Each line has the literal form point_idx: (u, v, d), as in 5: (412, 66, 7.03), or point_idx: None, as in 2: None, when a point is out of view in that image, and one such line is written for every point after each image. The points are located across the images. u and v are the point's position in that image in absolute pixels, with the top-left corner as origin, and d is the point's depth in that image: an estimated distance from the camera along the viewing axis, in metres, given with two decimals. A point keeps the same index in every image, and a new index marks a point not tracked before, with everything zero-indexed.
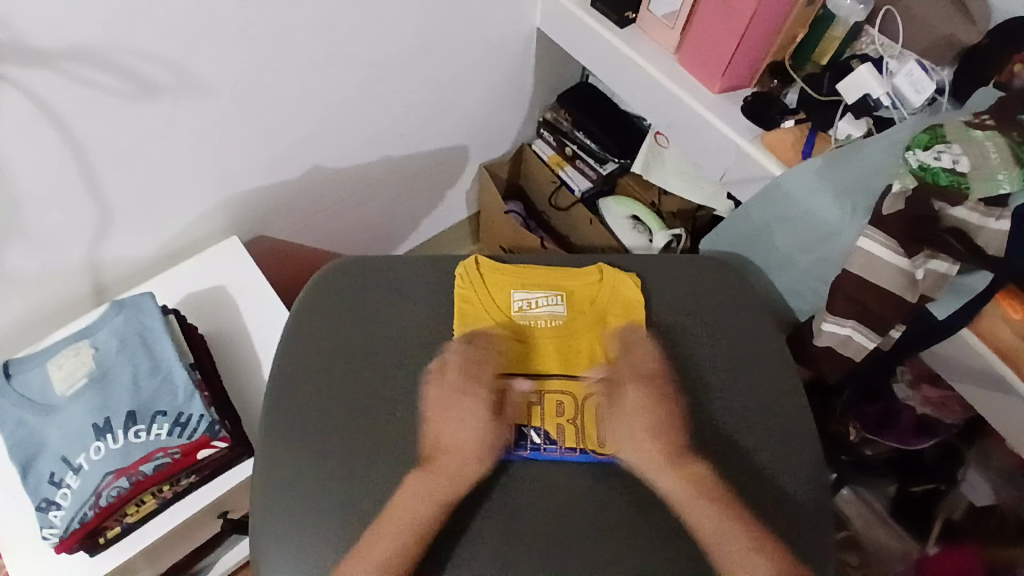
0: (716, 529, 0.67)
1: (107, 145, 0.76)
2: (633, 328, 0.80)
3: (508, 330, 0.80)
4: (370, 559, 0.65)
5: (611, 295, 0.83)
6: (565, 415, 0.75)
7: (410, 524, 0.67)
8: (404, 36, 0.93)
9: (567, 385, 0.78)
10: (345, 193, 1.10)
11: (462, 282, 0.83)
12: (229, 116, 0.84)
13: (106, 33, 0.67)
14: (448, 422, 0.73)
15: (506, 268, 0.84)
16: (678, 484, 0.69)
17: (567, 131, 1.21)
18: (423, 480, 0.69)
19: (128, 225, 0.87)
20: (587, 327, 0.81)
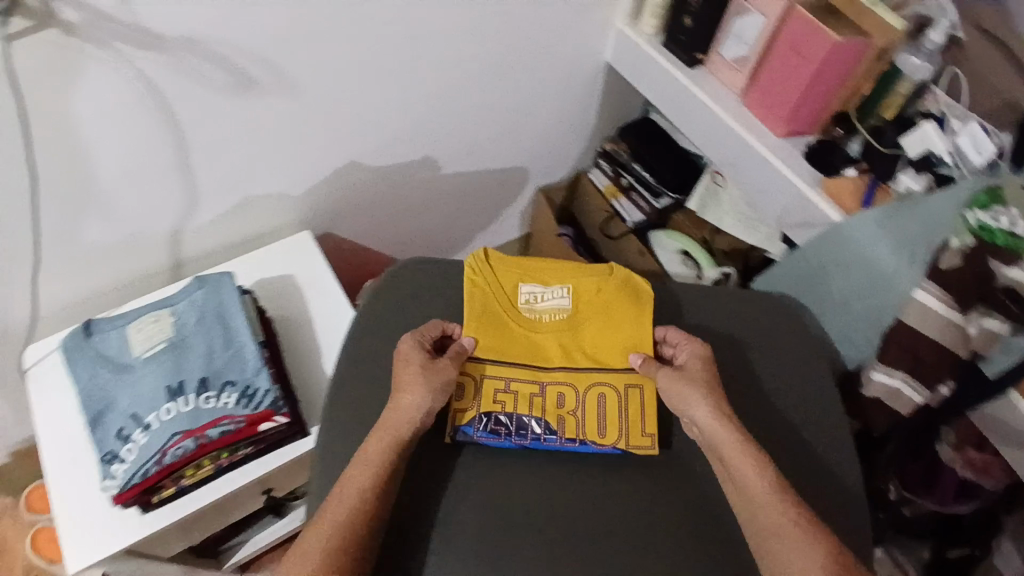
0: (776, 545, 0.64)
1: (201, 129, 0.82)
2: (641, 321, 0.81)
3: (515, 321, 0.81)
4: (363, 479, 0.68)
5: (619, 290, 0.83)
6: (565, 407, 0.78)
7: (372, 469, 0.68)
8: (483, 58, 0.99)
9: (573, 376, 0.79)
10: (410, 202, 1.15)
11: (473, 273, 0.83)
12: (311, 114, 0.90)
13: (214, 27, 0.73)
14: (409, 385, 0.73)
15: (516, 262, 0.85)
16: (759, 492, 0.67)
17: (624, 162, 1.24)
18: (384, 443, 0.70)
19: (210, 207, 0.93)
20: (591, 319, 0.82)
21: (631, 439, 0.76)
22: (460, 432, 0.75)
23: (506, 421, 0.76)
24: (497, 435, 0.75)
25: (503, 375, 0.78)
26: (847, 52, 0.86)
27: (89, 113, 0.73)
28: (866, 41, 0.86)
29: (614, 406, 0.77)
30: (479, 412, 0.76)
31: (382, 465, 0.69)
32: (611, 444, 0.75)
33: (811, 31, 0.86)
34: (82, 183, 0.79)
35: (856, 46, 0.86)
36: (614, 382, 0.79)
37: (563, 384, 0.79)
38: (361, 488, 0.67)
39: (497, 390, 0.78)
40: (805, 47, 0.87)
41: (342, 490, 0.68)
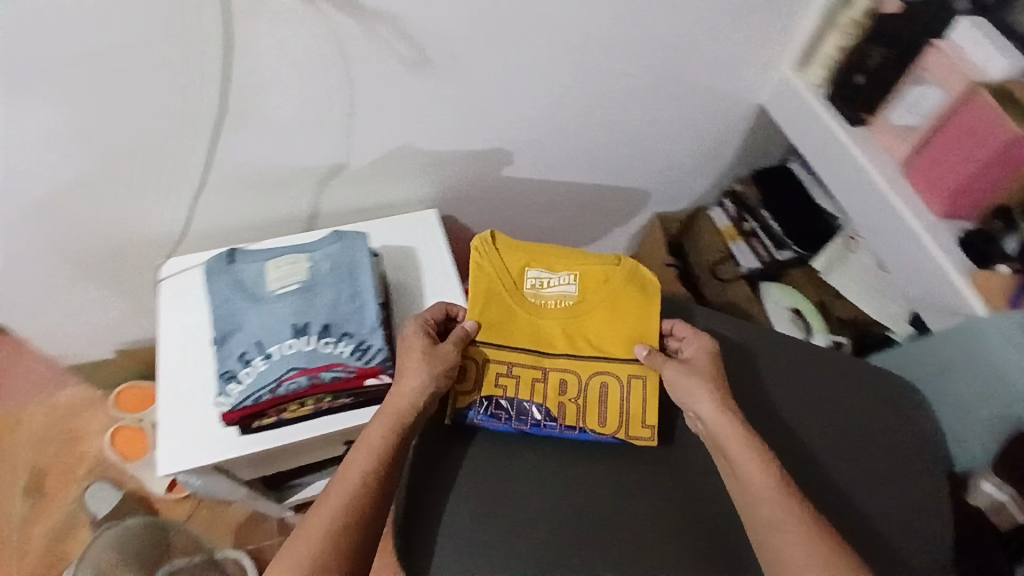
0: (779, 535, 0.67)
1: (372, 100, 0.85)
2: (647, 316, 0.86)
3: (518, 306, 0.85)
4: (368, 460, 0.70)
5: (625, 285, 0.87)
6: (567, 395, 0.84)
7: (378, 449, 0.72)
8: (645, 79, 0.99)
9: (575, 364, 0.85)
10: (533, 202, 1.17)
11: (478, 256, 0.86)
12: (472, 103, 0.92)
13: (415, 10, 0.76)
14: (408, 372, 0.76)
15: (523, 247, 0.87)
16: (761, 487, 0.70)
17: (752, 206, 1.23)
18: (383, 430, 0.73)
19: (356, 170, 0.97)
20: (598, 311, 0.86)
21: (632, 431, 0.82)
22: (460, 416, 0.82)
23: (507, 407, 0.82)
24: (497, 419, 0.82)
25: (506, 360, 0.84)
26: None
27: (283, 66, 0.77)
28: None
29: (615, 399, 0.84)
30: (480, 396, 0.82)
31: (388, 443, 0.72)
32: (610, 433, 0.83)
33: (991, 116, 0.82)
34: (256, 126, 0.84)
35: None
36: (618, 373, 0.85)
37: (566, 372, 0.85)
38: (367, 469, 0.70)
39: (500, 373, 0.83)
40: (981, 131, 0.83)
41: (348, 471, 0.70)
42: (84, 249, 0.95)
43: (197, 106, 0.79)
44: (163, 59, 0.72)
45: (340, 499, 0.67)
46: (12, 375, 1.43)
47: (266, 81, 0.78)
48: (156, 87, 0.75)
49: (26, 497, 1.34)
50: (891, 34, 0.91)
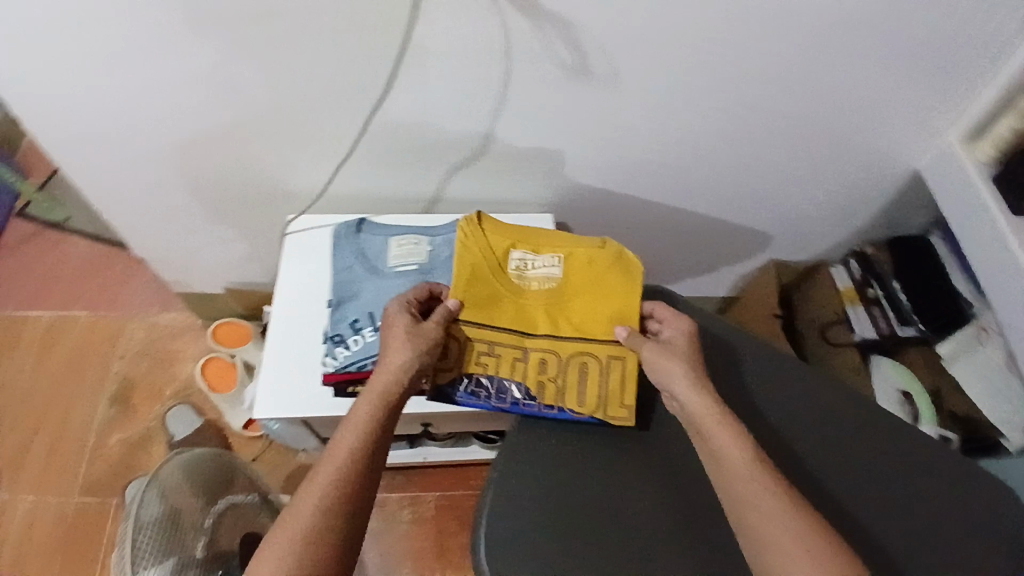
0: (757, 517, 0.63)
1: (523, 100, 0.84)
2: (630, 294, 0.84)
3: (503, 287, 0.84)
4: (353, 438, 0.69)
5: (612, 265, 0.85)
6: (547, 375, 0.82)
7: (365, 425, 0.70)
8: (801, 124, 0.93)
9: (555, 345, 0.83)
10: (646, 227, 1.13)
11: (465, 235, 0.84)
12: (615, 119, 0.89)
13: (588, 16, 0.73)
14: (393, 351, 0.74)
15: (507, 226, 0.86)
16: (737, 466, 0.67)
17: (881, 273, 1.15)
18: (370, 411, 0.71)
19: (487, 164, 0.97)
20: (580, 294, 0.85)
21: (608, 411, 0.80)
22: (447, 391, 0.81)
23: (488, 386, 0.82)
24: (477, 397, 0.82)
25: (490, 340, 0.82)
26: None
27: (445, 49, 0.77)
28: None
29: (595, 378, 0.81)
30: (462, 373, 0.81)
31: (375, 419, 0.71)
32: (589, 413, 0.80)
33: None
34: (401, 103, 0.85)
35: None
36: (596, 353, 0.82)
37: (546, 351, 0.83)
38: (353, 447, 0.68)
39: (480, 353, 0.82)
40: None
41: (334, 449, 0.69)
42: (227, 180, 1.02)
43: (350, 70, 0.80)
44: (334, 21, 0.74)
45: (327, 478, 0.66)
46: (132, 288, 1.54)
47: (424, 62, 0.79)
48: (322, 47, 0.77)
49: (112, 407, 1.40)
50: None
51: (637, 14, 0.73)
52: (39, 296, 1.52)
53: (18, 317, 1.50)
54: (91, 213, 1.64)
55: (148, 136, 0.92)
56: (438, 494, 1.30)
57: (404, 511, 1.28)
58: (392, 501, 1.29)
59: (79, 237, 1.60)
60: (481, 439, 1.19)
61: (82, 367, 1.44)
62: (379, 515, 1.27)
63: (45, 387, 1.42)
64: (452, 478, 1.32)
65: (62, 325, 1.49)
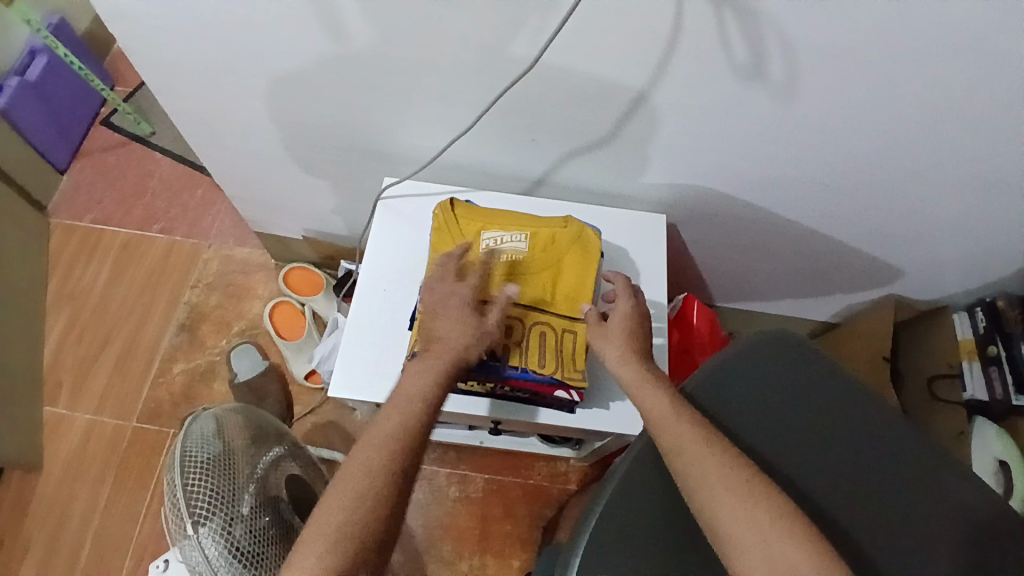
0: (722, 507, 0.57)
1: (674, 92, 0.77)
2: (585, 275, 0.82)
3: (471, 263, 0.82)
4: (413, 400, 0.64)
5: (571, 247, 0.84)
6: (511, 340, 0.77)
7: (427, 388, 0.65)
8: (975, 165, 0.83)
9: (517, 314, 0.79)
10: (760, 242, 1.05)
11: (439, 226, 0.86)
12: (767, 126, 0.80)
13: (779, 11, 0.64)
14: (473, 342, 0.69)
15: (480, 211, 0.86)
16: (681, 439, 0.60)
17: (1010, 333, 1.03)
18: (431, 368, 0.66)
19: (611, 154, 0.90)
20: (542, 269, 0.82)
21: (565, 369, 0.77)
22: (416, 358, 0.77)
23: None
24: None
25: None
26: None
27: (605, 26, 0.69)
28: None
29: (552, 345, 0.78)
30: None
31: (434, 381, 0.65)
32: (548, 375, 0.76)
33: None
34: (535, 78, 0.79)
35: None
36: (554, 325, 0.79)
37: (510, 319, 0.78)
38: (415, 410, 0.63)
39: None
40: None
41: (395, 413, 0.62)
42: (327, 130, 0.98)
43: (496, 35, 0.73)
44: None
45: (389, 442, 0.60)
46: (214, 215, 1.54)
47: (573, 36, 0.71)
48: (463, 7, 0.70)
49: (180, 332, 1.41)
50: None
51: (831, 17, 0.65)
52: (120, 209, 1.53)
53: (99, 230, 1.51)
54: (175, 132, 1.64)
55: (263, 73, 0.88)
56: (487, 477, 1.28)
57: (451, 487, 1.26)
58: (440, 476, 1.27)
59: (162, 156, 1.60)
60: (542, 437, 1.14)
61: (155, 288, 1.46)
62: (425, 488, 1.26)
63: (120, 302, 1.44)
64: (504, 464, 1.29)
65: (139, 243, 1.50)
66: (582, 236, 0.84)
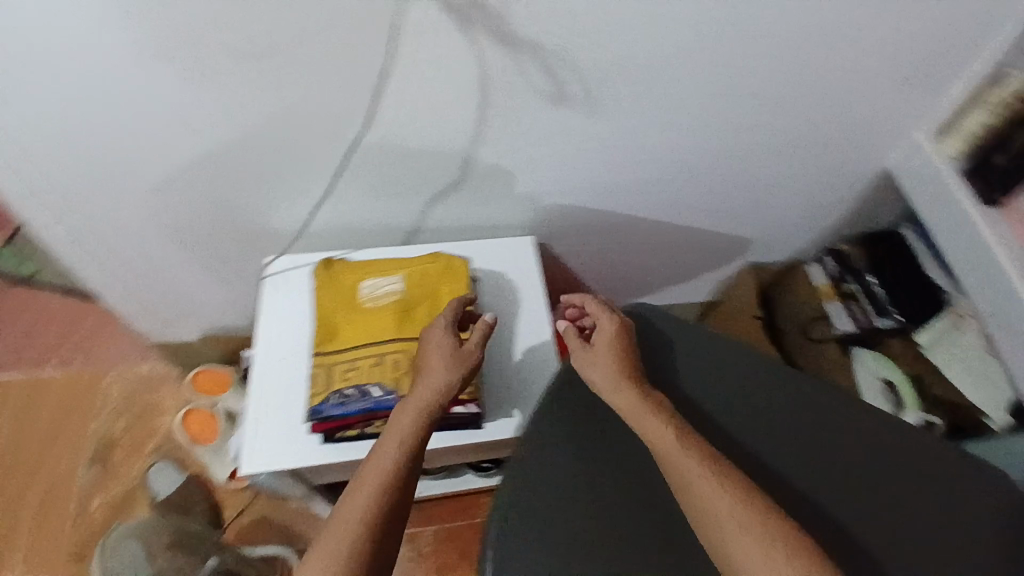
0: (687, 485, 0.65)
1: (501, 128, 0.85)
2: (461, 296, 0.86)
3: (354, 310, 0.84)
4: (403, 428, 0.70)
5: (444, 274, 0.87)
6: (402, 371, 0.79)
7: (418, 419, 0.71)
8: (772, 135, 0.95)
9: (404, 345, 0.81)
10: (626, 243, 1.14)
11: (319, 283, 0.87)
12: (592, 140, 0.90)
13: (564, 42, 0.74)
14: (453, 374, 0.75)
15: (355, 262, 0.89)
16: (655, 433, 0.69)
17: (857, 268, 1.17)
18: (416, 403, 0.72)
19: (469, 192, 0.97)
20: (421, 301, 0.84)
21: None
22: (313, 409, 0.78)
23: (354, 392, 0.78)
24: (344, 406, 0.77)
25: (349, 356, 0.81)
26: None
27: (422, 83, 0.77)
28: None
29: None
30: (332, 390, 0.79)
31: (424, 411, 0.71)
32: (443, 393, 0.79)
33: None
34: (385, 147, 0.85)
35: None
36: None
37: (397, 352, 0.80)
38: (406, 436, 0.69)
39: (343, 370, 0.80)
40: None
41: (388, 440, 0.69)
42: (198, 231, 1.00)
43: (329, 110, 0.79)
44: (329, 70, 0.74)
45: (386, 466, 0.66)
46: (106, 341, 1.49)
47: (416, 102, 0.79)
48: (312, 94, 0.77)
49: (89, 466, 1.35)
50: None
51: (609, 38, 0.75)
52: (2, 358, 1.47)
53: None
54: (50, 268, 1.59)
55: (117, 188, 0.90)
56: (436, 528, 1.28)
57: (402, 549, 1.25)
58: None
59: (40, 294, 1.55)
60: (475, 469, 1.15)
61: (55, 429, 1.39)
62: None
63: (18, 452, 1.36)
64: (449, 511, 1.30)
65: (30, 387, 1.43)
66: (453, 262, 0.89)
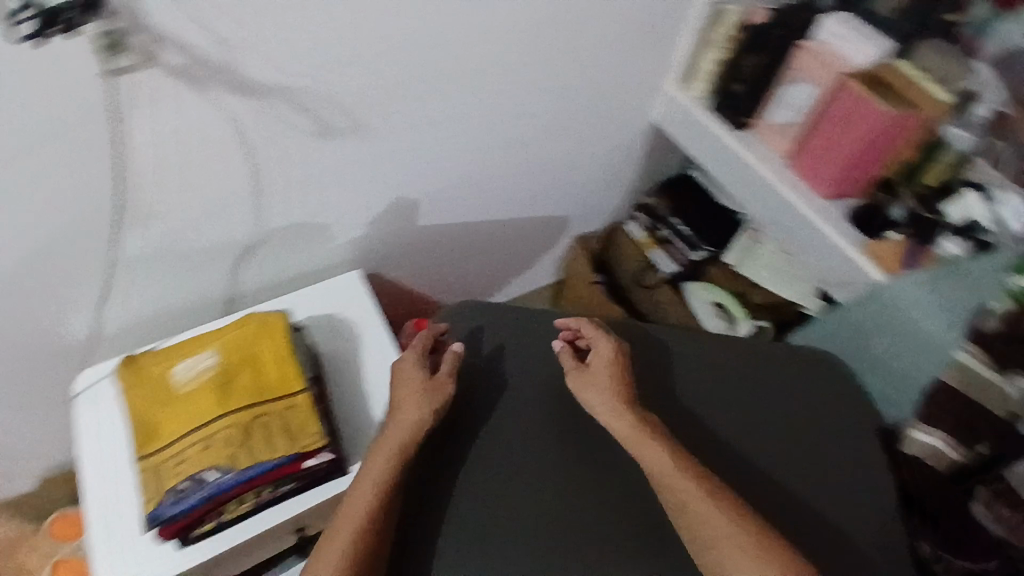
0: (673, 492, 0.69)
1: (276, 175, 0.83)
2: (281, 351, 0.82)
3: (168, 401, 0.78)
4: (370, 485, 0.69)
5: (258, 334, 0.83)
6: (234, 446, 0.75)
7: (389, 477, 0.70)
8: (543, 114, 1.01)
9: (230, 420, 0.76)
10: (454, 250, 1.16)
11: (127, 385, 0.80)
12: (375, 164, 0.90)
13: (304, 78, 0.75)
14: (414, 414, 0.74)
15: (160, 351, 0.82)
16: (643, 446, 0.72)
17: (663, 216, 1.26)
18: (382, 457, 0.71)
19: (272, 247, 0.93)
20: (239, 369, 0.80)
21: (297, 440, 0.77)
22: (151, 514, 0.73)
23: (189, 485, 0.74)
24: (183, 501, 0.73)
25: (174, 450, 0.76)
26: (892, 128, 0.85)
27: (173, 152, 0.74)
28: (914, 116, 0.84)
29: (276, 427, 0.77)
30: (164, 490, 0.74)
31: (392, 466, 0.71)
32: (283, 453, 0.76)
33: (855, 100, 0.85)
34: (159, 226, 0.81)
35: (902, 121, 0.84)
36: (270, 409, 0.78)
37: (224, 429, 0.76)
38: (374, 493, 0.69)
39: (172, 466, 0.75)
40: (849, 115, 0.86)
41: (353, 499, 0.69)
42: None
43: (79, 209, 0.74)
44: (62, 166, 0.69)
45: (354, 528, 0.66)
46: None
47: (178, 170, 0.76)
48: (52, 198, 0.71)
49: None
50: (758, 39, 0.94)
51: (347, 64, 0.76)
52: None
53: None
54: None
55: None
56: None
57: None
58: None
59: None
60: None
61: None
62: None
63: None
64: None
65: None
66: (268, 318, 0.84)
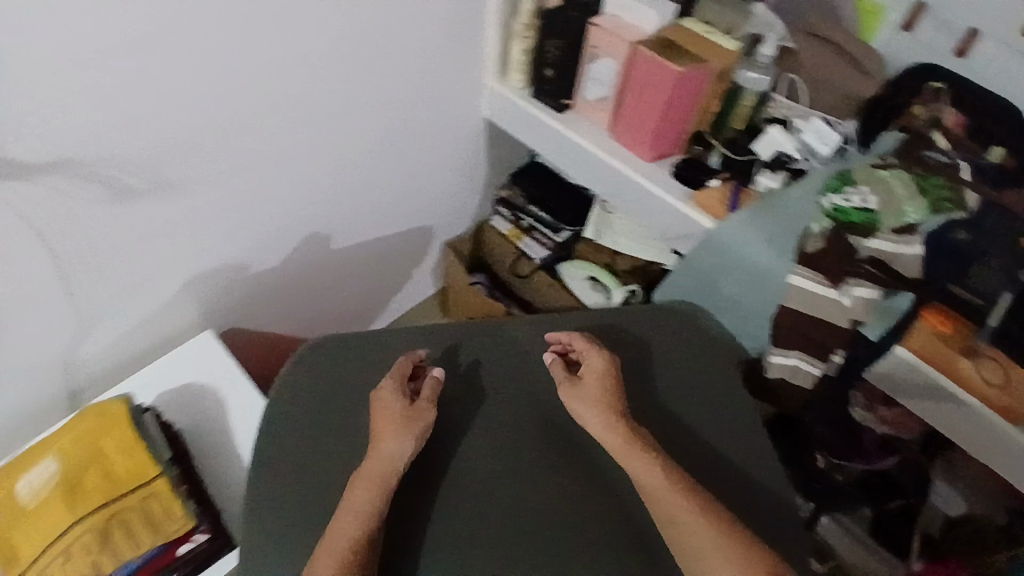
0: (660, 503, 0.67)
1: (86, 253, 0.79)
2: (129, 441, 0.78)
3: (14, 520, 0.75)
4: (349, 520, 0.65)
5: (101, 429, 0.78)
6: (95, 551, 0.74)
7: (372, 519, 0.65)
8: (369, 132, 1.00)
9: (85, 527, 0.74)
10: (318, 285, 1.14)
11: None
12: (199, 219, 0.87)
13: (84, 147, 0.71)
14: (397, 446, 0.70)
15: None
16: (630, 460, 0.70)
17: (522, 205, 1.28)
18: (366, 491, 0.67)
19: (108, 326, 0.88)
20: (86, 471, 0.76)
21: (161, 531, 0.76)
22: None
23: None
24: None
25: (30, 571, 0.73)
26: (691, 83, 0.90)
27: None
28: (707, 68, 0.89)
29: (138, 521, 0.76)
30: None
31: (374, 503, 0.66)
32: (150, 545, 0.76)
33: (653, 64, 0.89)
34: None
35: (697, 75, 0.89)
36: (127, 504, 0.76)
37: (80, 538, 0.73)
38: (354, 529, 0.64)
39: None
40: (651, 79, 0.91)
41: (332, 537, 0.64)
42: None
43: None
44: None
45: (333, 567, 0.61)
46: None
47: None
48: None
49: None
50: (556, 22, 0.98)
51: (129, 124, 0.72)
52: None
53: None
54: None
55: None
56: None
57: None
58: None
59: None
60: None
61: None
62: None
63: None
64: None
65: None
66: (111, 409, 0.79)
